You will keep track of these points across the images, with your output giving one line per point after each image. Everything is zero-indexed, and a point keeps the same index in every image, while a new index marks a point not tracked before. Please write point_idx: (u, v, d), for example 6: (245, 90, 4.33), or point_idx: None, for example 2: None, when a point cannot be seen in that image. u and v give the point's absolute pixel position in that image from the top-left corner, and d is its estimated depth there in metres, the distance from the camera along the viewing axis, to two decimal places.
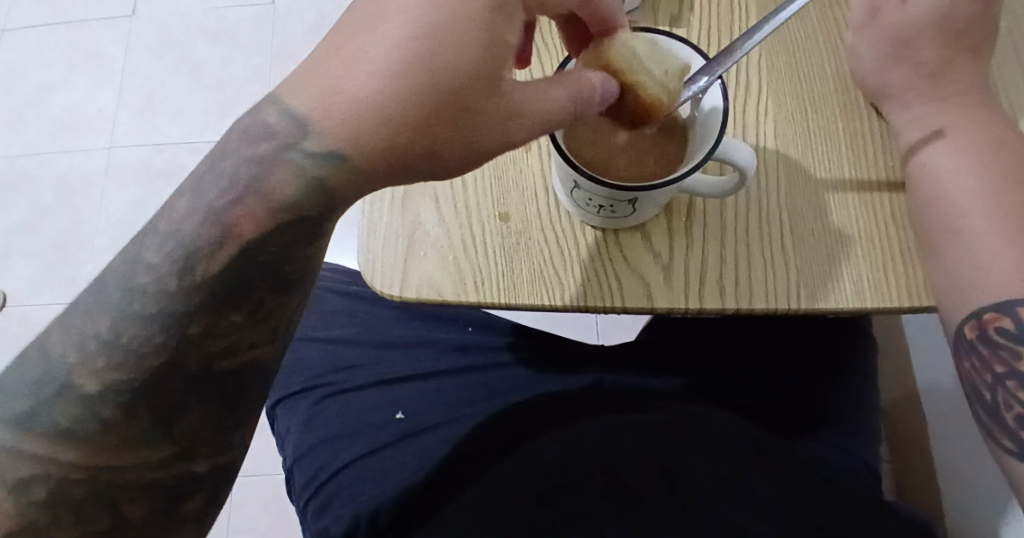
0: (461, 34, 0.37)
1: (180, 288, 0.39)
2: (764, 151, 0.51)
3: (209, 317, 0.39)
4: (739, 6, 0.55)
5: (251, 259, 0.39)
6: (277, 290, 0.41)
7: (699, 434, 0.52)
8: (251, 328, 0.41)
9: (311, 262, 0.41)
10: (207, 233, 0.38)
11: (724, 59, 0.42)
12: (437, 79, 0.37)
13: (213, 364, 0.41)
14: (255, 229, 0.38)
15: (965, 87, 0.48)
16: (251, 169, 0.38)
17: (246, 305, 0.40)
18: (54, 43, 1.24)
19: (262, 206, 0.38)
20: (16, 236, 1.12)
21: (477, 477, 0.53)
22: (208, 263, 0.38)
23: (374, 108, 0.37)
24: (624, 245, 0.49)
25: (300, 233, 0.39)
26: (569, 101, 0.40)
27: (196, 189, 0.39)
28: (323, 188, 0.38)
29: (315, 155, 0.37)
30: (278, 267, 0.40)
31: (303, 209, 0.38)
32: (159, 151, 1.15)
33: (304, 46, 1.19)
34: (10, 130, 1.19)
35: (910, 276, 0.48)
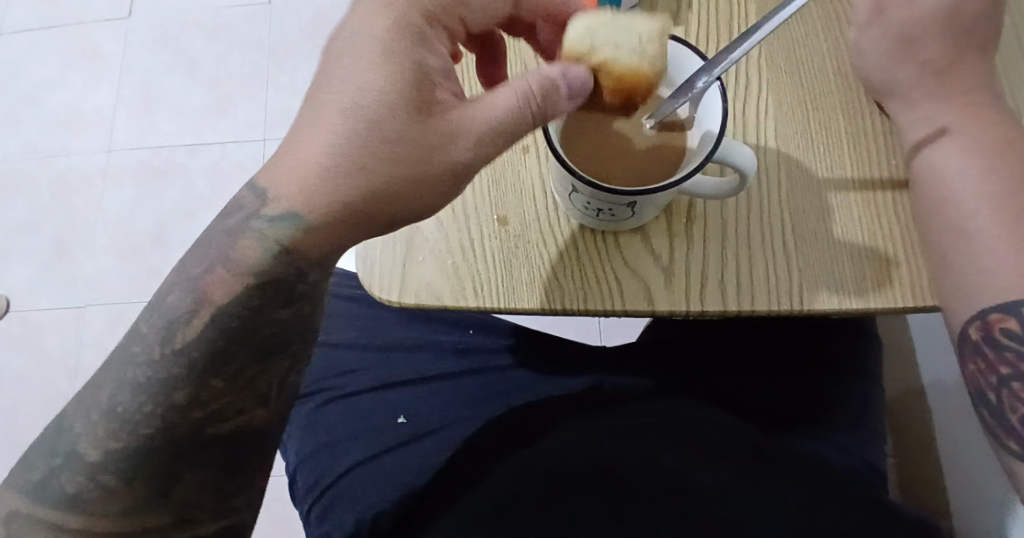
0: (393, 90, 0.42)
1: (163, 357, 0.42)
2: (765, 151, 0.50)
3: (193, 385, 0.42)
4: (739, 3, 0.54)
5: (229, 325, 0.42)
6: (257, 357, 0.44)
7: (698, 441, 0.53)
8: (236, 392, 0.44)
9: (290, 325, 0.44)
10: (187, 307, 0.42)
11: (721, 59, 0.39)
12: (378, 130, 0.41)
13: (203, 429, 0.43)
14: (229, 294, 0.42)
15: (972, 85, 0.48)
16: (224, 240, 0.43)
17: (228, 373, 0.43)
18: (50, 43, 1.24)
19: (233, 278, 0.42)
20: (15, 237, 1.13)
21: (480, 481, 0.54)
22: (191, 331, 0.42)
23: (331, 170, 0.41)
24: (623, 247, 0.49)
25: (271, 295, 0.43)
26: (518, 102, 0.42)
27: (180, 269, 0.44)
28: (284, 248, 0.42)
29: (275, 219, 0.42)
30: (256, 332, 0.43)
31: (270, 270, 0.43)
32: (157, 151, 1.16)
33: (302, 45, 1.20)
34: (8, 131, 1.20)
35: (915, 276, 0.47)
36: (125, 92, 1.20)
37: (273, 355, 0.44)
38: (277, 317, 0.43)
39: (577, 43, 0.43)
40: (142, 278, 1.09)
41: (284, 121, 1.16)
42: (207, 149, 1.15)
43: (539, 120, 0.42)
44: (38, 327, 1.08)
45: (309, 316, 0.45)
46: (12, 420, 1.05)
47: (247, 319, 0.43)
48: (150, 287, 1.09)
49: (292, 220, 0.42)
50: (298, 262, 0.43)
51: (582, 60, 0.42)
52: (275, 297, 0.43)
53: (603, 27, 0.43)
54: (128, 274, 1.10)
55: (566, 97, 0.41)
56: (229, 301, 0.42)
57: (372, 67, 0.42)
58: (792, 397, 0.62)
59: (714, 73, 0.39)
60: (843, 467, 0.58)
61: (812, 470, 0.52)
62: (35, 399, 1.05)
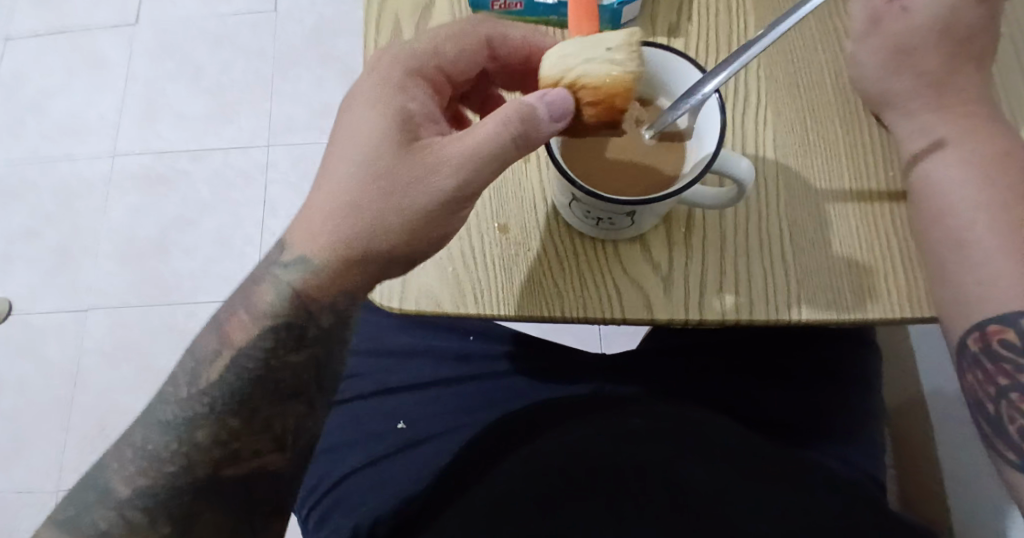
0: (387, 129, 0.45)
1: (190, 398, 0.47)
2: (763, 161, 0.51)
3: (213, 424, 0.47)
4: (738, 16, 0.55)
5: (247, 366, 0.47)
6: (270, 400, 0.48)
7: (698, 441, 0.54)
8: (251, 433, 0.47)
9: (302, 369, 0.48)
10: (214, 349, 0.47)
11: (721, 70, 0.40)
12: (372, 167, 0.44)
13: (219, 469, 0.47)
14: (247, 335, 0.47)
15: (968, 97, 0.48)
16: (247, 289, 0.48)
17: (243, 413, 0.47)
18: (55, 49, 1.25)
19: (251, 320, 0.47)
20: (17, 241, 1.14)
21: (480, 482, 0.54)
22: (213, 373, 0.47)
23: (335, 213, 0.45)
24: (623, 256, 0.49)
25: (284, 336, 0.47)
26: (497, 127, 0.42)
27: (212, 319, 0.49)
28: (294, 291, 0.46)
29: (289, 264, 0.46)
30: (269, 375, 0.47)
31: (283, 315, 0.47)
32: (161, 156, 1.17)
33: (306, 52, 1.20)
34: (13, 136, 1.20)
35: (912, 287, 0.48)
36: (129, 97, 1.21)
37: (286, 398, 0.48)
38: (287, 360, 0.47)
39: (552, 70, 0.41)
40: (144, 284, 1.10)
41: (287, 127, 1.16)
42: (210, 155, 1.16)
43: (519, 139, 0.42)
44: (41, 331, 1.09)
45: (322, 362, 0.49)
46: (13, 422, 1.05)
47: (263, 361, 0.47)
48: (152, 292, 1.09)
49: (303, 262, 0.46)
50: (308, 305, 0.47)
51: (557, 84, 0.41)
52: (288, 339, 0.47)
53: (571, 46, 0.41)
54: (131, 278, 1.10)
55: (548, 121, 0.41)
56: (248, 341, 0.47)
57: (373, 114, 0.46)
58: (789, 406, 0.62)
59: (712, 85, 0.40)
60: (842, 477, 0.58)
61: (808, 476, 0.53)
62: (37, 402, 1.06)
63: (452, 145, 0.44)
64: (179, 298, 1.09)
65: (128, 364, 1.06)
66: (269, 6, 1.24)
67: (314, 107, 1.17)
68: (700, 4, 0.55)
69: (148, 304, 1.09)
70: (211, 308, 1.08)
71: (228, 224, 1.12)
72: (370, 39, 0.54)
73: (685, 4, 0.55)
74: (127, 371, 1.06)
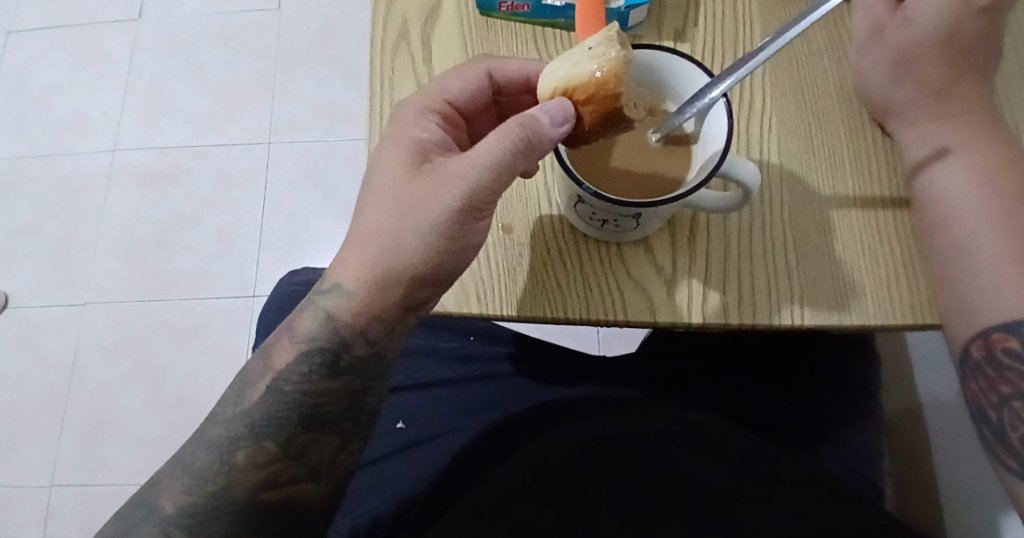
0: (404, 159, 0.46)
1: (235, 418, 0.47)
2: (767, 166, 0.51)
3: (253, 445, 0.46)
4: (744, 22, 0.55)
5: (289, 392, 0.47)
6: (310, 427, 0.47)
7: (699, 444, 0.54)
8: (290, 460, 0.46)
9: (340, 399, 0.47)
10: (259, 371, 0.47)
11: (727, 76, 0.39)
12: (389, 196, 0.46)
13: (257, 493, 0.45)
14: (288, 357, 0.47)
15: (972, 106, 0.48)
16: (292, 316, 0.49)
17: (283, 439, 0.46)
18: (58, 45, 1.25)
19: (291, 344, 0.47)
20: (18, 236, 1.14)
21: (481, 481, 0.54)
22: (257, 394, 0.47)
23: (369, 245, 0.46)
24: (627, 259, 0.49)
25: (321, 361, 0.46)
26: (503, 141, 0.43)
27: (262, 346, 0.50)
28: (330, 315, 0.46)
29: (326, 291, 0.47)
30: (309, 400, 0.46)
31: (320, 338, 0.47)
32: (162, 153, 1.17)
33: (309, 51, 1.20)
34: (15, 130, 1.20)
35: (914, 293, 0.48)
36: (134, 94, 1.21)
37: (324, 429, 0.47)
38: (327, 388, 0.47)
39: (551, 86, 0.43)
40: (143, 280, 1.10)
41: (290, 126, 1.16)
42: (212, 152, 1.16)
43: (527, 149, 0.43)
44: (40, 327, 1.08)
45: (359, 392, 0.48)
46: (11, 417, 1.05)
47: (302, 386, 0.46)
48: (152, 288, 1.09)
49: (337, 290, 0.47)
50: (343, 330, 0.46)
51: (556, 94, 0.42)
52: (328, 365, 0.47)
53: (562, 62, 0.42)
54: (132, 275, 1.10)
55: (551, 125, 0.41)
56: (289, 366, 0.47)
57: (393, 146, 0.47)
58: (788, 412, 0.62)
59: (719, 90, 0.40)
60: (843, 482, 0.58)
61: (811, 479, 0.53)
62: (34, 396, 1.06)
63: (464, 163, 0.45)
64: (177, 295, 1.09)
65: (125, 360, 1.06)
66: (272, 4, 1.23)
67: (317, 106, 1.17)
68: (707, 9, 0.55)
69: (147, 300, 1.09)
70: (210, 306, 1.08)
71: (230, 222, 1.12)
72: (378, 37, 0.54)
73: (692, 9, 0.55)
74: (125, 366, 1.06)
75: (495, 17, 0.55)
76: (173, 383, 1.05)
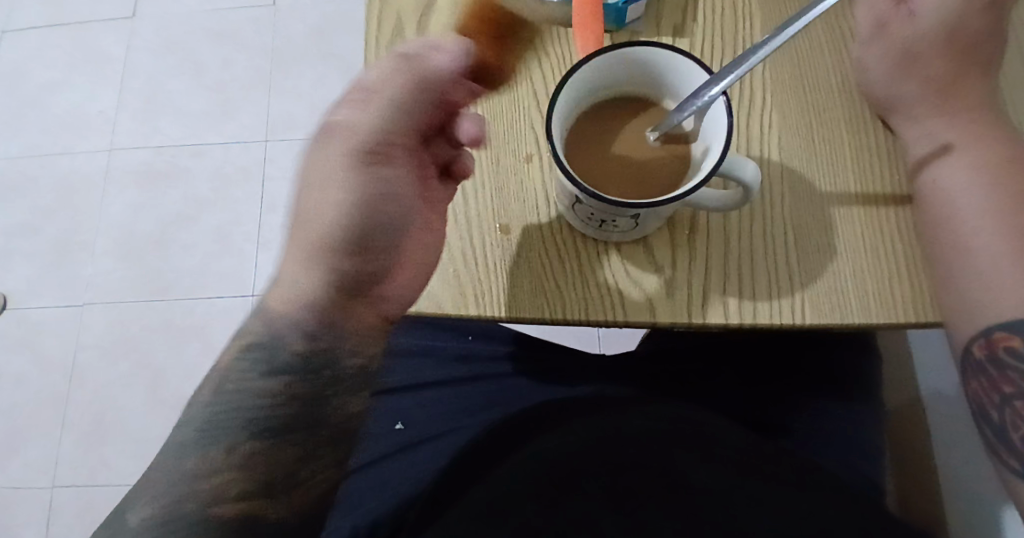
0: (328, 152, 0.50)
1: (188, 428, 0.46)
2: (768, 164, 0.50)
3: (207, 452, 0.45)
4: (744, 17, 0.54)
5: (241, 395, 0.47)
6: (274, 432, 0.47)
7: (698, 443, 0.54)
8: (247, 464, 0.45)
9: (302, 405, 0.48)
10: (209, 381, 0.48)
11: (728, 73, 0.39)
12: (320, 181, 0.50)
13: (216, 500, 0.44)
14: (235, 361, 0.48)
15: (975, 101, 0.48)
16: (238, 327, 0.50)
17: (235, 444, 0.46)
18: (54, 43, 1.24)
19: (235, 349, 0.48)
20: (16, 237, 1.13)
21: (479, 481, 0.54)
22: (206, 400, 0.47)
23: (308, 232, 0.50)
24: (626, 258, 0.49)
25: (266, 358, 0.48)
26: (410, 84, 0.49)
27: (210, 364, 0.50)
28: (274, 308, 0.49)
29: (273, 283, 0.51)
30: (257, 401, 0.47)
31: (263, 336, 0.48)
32: (159, 152, 1.16)
33: (306, 48, 1.19)
34: (12, 130, 1.20)
35: (915, 291, 0.47)
36: (130, 93, 1.20)
37: (290, 433, 0.47)
38: (288, 392, 0.47)
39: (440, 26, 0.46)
40: (141, 280, 1.09)
41: (287, 124, 1.16)
42: (210, 150, 1.16)
43: (438, 87, 0.49)
44: (39, 327, 1.08)
45: (310, 394, 0.48)
46: (10, 419, 1.05)
47: (250, 387, 0.47)
48: (149, 288, 1.09)
49: (281, 280, 0.50)
50: (284, 327, 0.48)
51: None
52: (284, 365, 0.48)
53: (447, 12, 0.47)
54: (129, 275, 1.10)
55: (445, 61, 0.49)
56: (234, 368, 0.48)
57: (316, 146, 0.51)
58: (789, 411, 0.62)
59: (719, 88, 0.40)
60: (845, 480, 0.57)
61: (815, 477, 0.52)
62: (34, 397, 1.05)
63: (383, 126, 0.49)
64: (175, 295, 1.09)
65: (124, 360, 1.06)
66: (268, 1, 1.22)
67: (314, 104, 1.16)
68: (706, 4, 0.54)
69: (145, 300, 1.08)
70: (208, 306, 1.08)
71: (228, 221, 1.12)
72: (373, 35, 0.54)
73: (691, 3, 0.54)
74: (124, 366, 1.06)
75: (491, 13, 0.54)
76: (172, 384, 1.05)
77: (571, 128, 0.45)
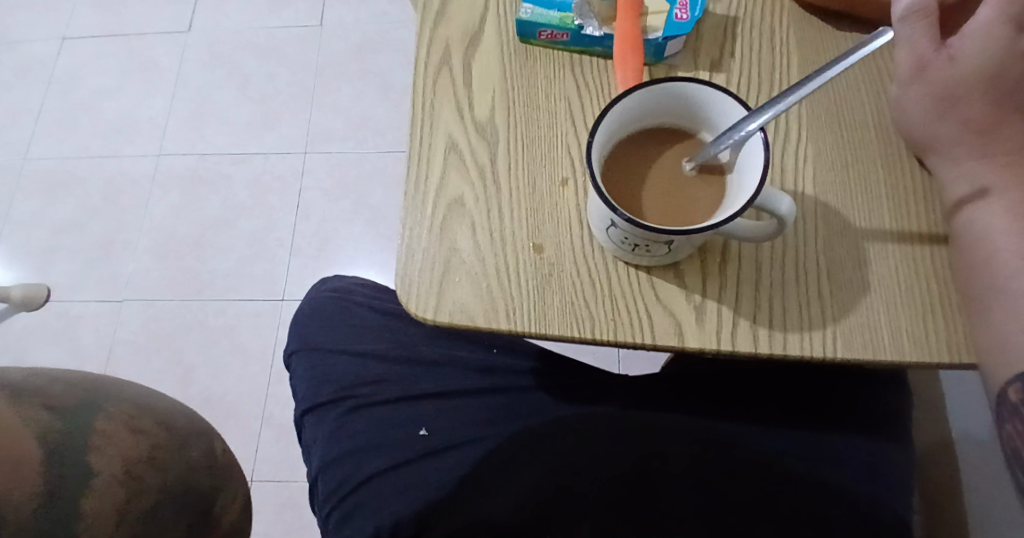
0: None
1: (115, 426, 0.51)
2: (802, 197, 0.51)
3: (132, 434, 0.52)
4: (782, 54, 0.55)
5: (131, 419, 0.53)
6: (139, 463, 0.50)
7: (721, 455, 0.58)
8: (138, 455, 0.51)
9: (171, 472, 0.53)
10: (132, 403, 0.55)
11: (765, 111, 0.40)
12: None
13: (132, 469, 0.50)
14: (118, 407, 0.53)
15: (1015, 145, 0.47)
16: (132, 392, 0.57)
17: (138, 449, 0.51)
18: (111, 52, 1.29)
19: (127, 404, 0.54)
20: (61, 232, 1.17)
21: (518, 474, 0.58)
22: (123, 410, 0.53)
23: None
24: (657, 282, 0.49)
25: (134, 421, 0.53)
26: None
27: (139, 400, 0.56)
28: (113, 391, 0.54)
29: (122, 391, 0.55)
30: (139, 436, 0.52)
31: (101, 404, 0.51)
32: (204, 159, 1.20)
33: (348, 65, 1.23)
34: (64, 131, 1.24)
35: (950, 332, 0.47)
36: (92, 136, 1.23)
37: (199, 471, 0.57)
38: (177, 442, 0.56)
39: None
40: (180, 281, 1.13)
41: (326, 138, 1.19)
42: (251, 159, 1.19)
43: None
44: (79, 320, 1.12)
45: (172, 442, 0.55)
46: None
47: (127, 423, 0.52)
48: (187, 288, 1.13)
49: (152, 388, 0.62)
50: (113, 410, 0.52)
51: None
52: (129, 412, 0.53)
53: None
54: (167, 274, 1.14)
55: None
56: (120, 411, 0.52)
57: None
58: (818, 443, 0.61)
59: (756, 124, 0.40)
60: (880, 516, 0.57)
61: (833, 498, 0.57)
62: None
63: None
64: (212, 296, 1.12)
65: (157, 358, 1.09)
66: (316, 21, 1.26)
67: (352, 118, 1.20)
68: (744, 41, 0.55)
69: (181, 300, 1.12)
70: (240, 308, 1.11)
71: (263, 228, 1.15)
72: (421, 58, 0.56)
73: (729, 40, 0.55)
74: (156, 363, 1.09)
75: (534, 44, 0.55)
76: (203, 382, 1.08)
77: (609, 153, 0.46)
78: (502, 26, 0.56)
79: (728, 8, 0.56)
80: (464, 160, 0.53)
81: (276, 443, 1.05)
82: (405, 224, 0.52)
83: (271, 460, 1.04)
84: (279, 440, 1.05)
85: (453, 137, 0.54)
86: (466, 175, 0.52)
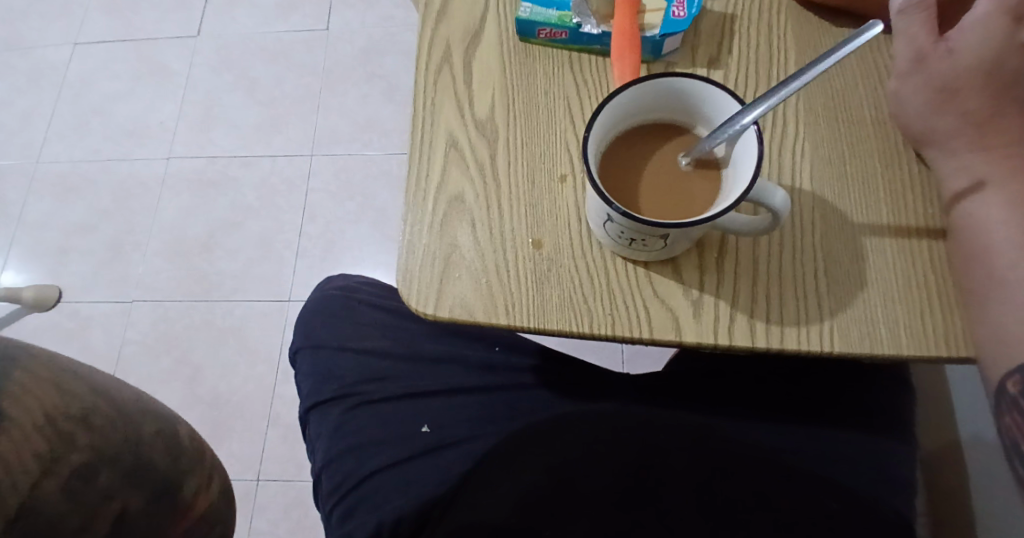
0: None
1: (48, 386, 0.45)
2: (799, 192, 0.51)
3: (68, 397, 0.46)
4: (779, 51, 0.55)
5: (71, 383, 0.47)
6: (73, 427, 0.45)
7: (726, 453, 0.57)
8: (70, 419, 0.45)
9: (114, 442, 0.48)
10: (76, 370, 0.50)
11: (757, 106, 0.40)
12: None
13: (61, 431, 0.44)
14: (56, 368, 0.48)
15: (1014, 137, 0.47)
16: (78, 363, 0.52)
17: (72, 412, 0.46)
18: (121, 57, 1.31)
19: (68, 369, 0.49)
20: (73, 235, 1.19)
21: (516, 469, 0.57)
22: (64, 374, 0.48)
23: None
24: (655, 277, 0.49)
25: (74, 384, 0.48)
26: None
27: (87, 370, 0.51)
28: (52, 356, 0.49)
29: (66, 359, 0.50)
30: (77, 399, 0.47)
31: (32, 363, 0.46)
32: (213, 162, 1.21)
33: (354, 69, 1.24)
34: (76, 135, 1.26)
35: (948, 325, 0.47)
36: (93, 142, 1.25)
37: (154, 449, 0.52)
38: (126, 416, 0.51)
39: None
40: (189, 282, 1.14)
41: (332, 140, 1.20)
42: (258, 162, 1.20)
43: None
44: (89, 321, 1.13)
45: (119, 414, 0.50)
46: None
47: (65, 385, 0.47)
48: (196, 289, 1.14)
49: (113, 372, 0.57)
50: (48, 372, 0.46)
51: None
52: (68, 376, 0.48)
53: None
54: (176, 275, 1.15)
55: None
56: (57, 374, 0.47)
57: None
58: (819, 440, 0.61)
59: (751, 117, 0.41)
60: (888, 512, 0.56)
61: (841, 498, 0.56)
62: None
63: None
64: (220, 296, 1.13)
65: (166, 357, 1.11)
66: (323, 25, 1.28)
67: (358, 121, 1.21)
68: (742, 38, 0.56)
69: (190, 301, 1.13)
70: (247, 309, 1.12)
71: (271, 229, 1.16)
72: (422, 59, 0.56)
73: (727, 37, 0.56)
74: (165, 363, 1.10)
75: (533, 43, 0.56)
76: (210, 382, 1.09)
77: (606, 149, 0.46)
78: (502, 26, 0.57)
79: (726, 6, 0.56)
80: (465, 158, 0.53)
81: (282, 441, 1.05)
82: (406, 220, 0.52)
83: (277, 459, 1.05)
84: (285, 438, 1.06)
85: (453, 135, 0.54)
86: (465, 172, 0.53)
